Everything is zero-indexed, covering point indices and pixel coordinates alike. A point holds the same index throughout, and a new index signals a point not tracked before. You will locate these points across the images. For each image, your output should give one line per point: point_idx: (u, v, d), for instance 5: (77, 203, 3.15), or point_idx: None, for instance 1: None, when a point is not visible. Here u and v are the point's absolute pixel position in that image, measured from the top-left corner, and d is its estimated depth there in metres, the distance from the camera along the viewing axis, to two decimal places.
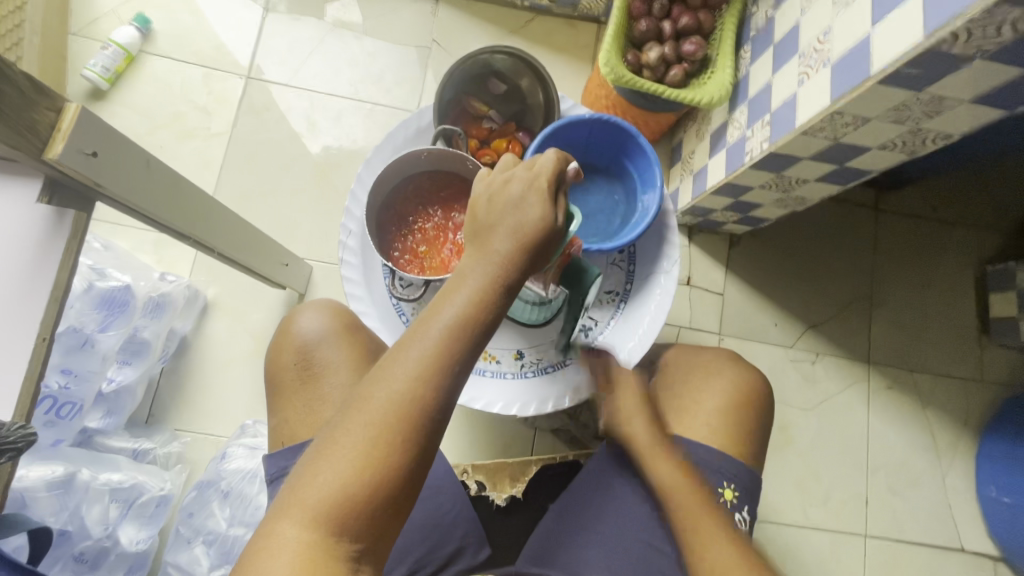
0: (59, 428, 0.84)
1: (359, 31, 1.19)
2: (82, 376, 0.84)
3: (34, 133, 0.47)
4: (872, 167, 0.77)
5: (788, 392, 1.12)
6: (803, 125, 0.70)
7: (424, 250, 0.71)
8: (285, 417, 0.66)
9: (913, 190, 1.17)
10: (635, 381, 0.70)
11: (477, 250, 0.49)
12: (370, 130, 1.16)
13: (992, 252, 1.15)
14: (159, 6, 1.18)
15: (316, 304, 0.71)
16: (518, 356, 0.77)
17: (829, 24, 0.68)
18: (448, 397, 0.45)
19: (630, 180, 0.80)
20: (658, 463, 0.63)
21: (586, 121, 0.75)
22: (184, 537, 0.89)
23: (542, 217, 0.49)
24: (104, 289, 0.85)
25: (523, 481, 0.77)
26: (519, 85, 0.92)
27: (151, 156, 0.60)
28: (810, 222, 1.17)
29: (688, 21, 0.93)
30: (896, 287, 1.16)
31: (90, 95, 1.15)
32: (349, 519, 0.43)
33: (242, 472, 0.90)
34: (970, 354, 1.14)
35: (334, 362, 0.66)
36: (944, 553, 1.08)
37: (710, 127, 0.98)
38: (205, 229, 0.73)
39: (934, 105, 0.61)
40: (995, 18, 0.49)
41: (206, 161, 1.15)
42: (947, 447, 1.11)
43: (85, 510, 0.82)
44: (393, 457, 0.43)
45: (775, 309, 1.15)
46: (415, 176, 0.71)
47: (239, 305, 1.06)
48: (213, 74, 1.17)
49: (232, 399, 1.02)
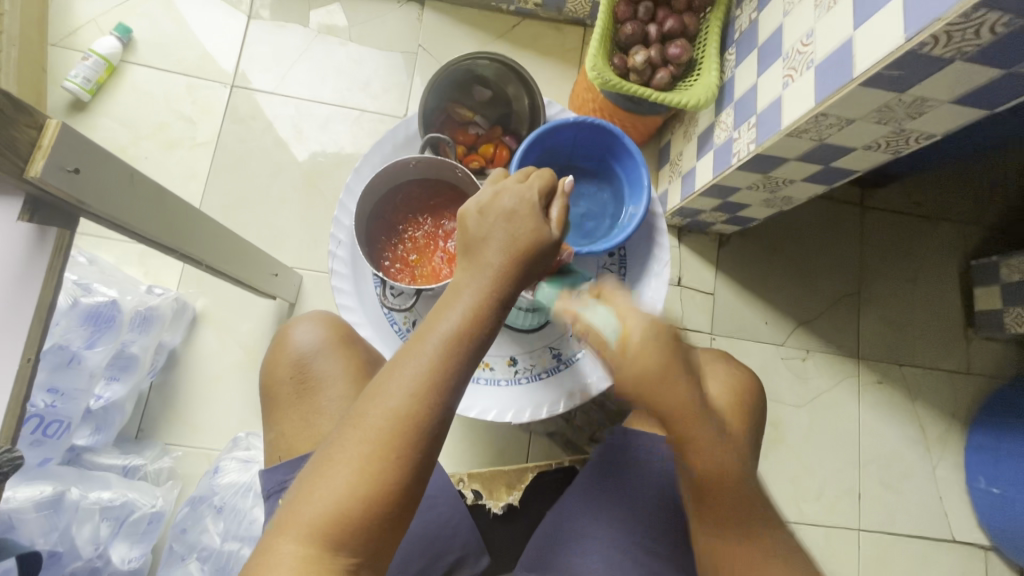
0: (45, 447, 0.83)
1: (344, 37, 1.19)
2: (68, 394, 0.82)
3: (13, 150, 0.46)
4: (857, 167, 0.78)
5: (780, 389, 1.13)
6: (789, 127, 0.71)
7: (414, 259, 0.71)
8: (281, 430, 0.66)
9: (897, 186, 1.19)
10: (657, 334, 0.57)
11: (470, 264, 0.49)
12: (358, 137, 1.16)
13: (976, 246, 1.17)
14: (140, 15, 1.17)
15: (309, 317, 0.70)
16: (512, 362, 0.77)
17: (812, 26, 0.69)
18: (445, 412, 0.45)
19: (617, 181, 0.80)
20: (702, 448, 0.57)
21: (570, 124, 0.75)
22: (178, 553, 0.88)
23: (535, 229, 0.49)
24: (90, 305, 0.83)
25: (519, 488, 0.78)
26: (504, 91, 0.92)
27: (135, 169, 0.59)
28: (798, 220, 1.18)
29: (673, 24, 0.94)
30: (882, 283, 1.18)
31: (71, 106, 1.13)
32: (346, 533, 0.42)
33: (236, 485, 0.89)
34: (956, 347, 1.15)
35: (330, 375, 0.66)
36: (936, 543, 1.09)
37: (697, 128, 0.98)
38: (193, 243, 0.72)
39: (916, 105, 0.62)
40: (973, 20, 0.50)
41: (192, 172, 1.13)
42: (935, 438, 1.13)
43: (76, 530, 0.81)
44: (389, 472, 0.43)
45: (765, 307, 1.16)
46: (405, 184, 0.71)
47: (229, 315, 1.05)
48: (196, 84, 1.16)
49: (223, 412, 1.01)
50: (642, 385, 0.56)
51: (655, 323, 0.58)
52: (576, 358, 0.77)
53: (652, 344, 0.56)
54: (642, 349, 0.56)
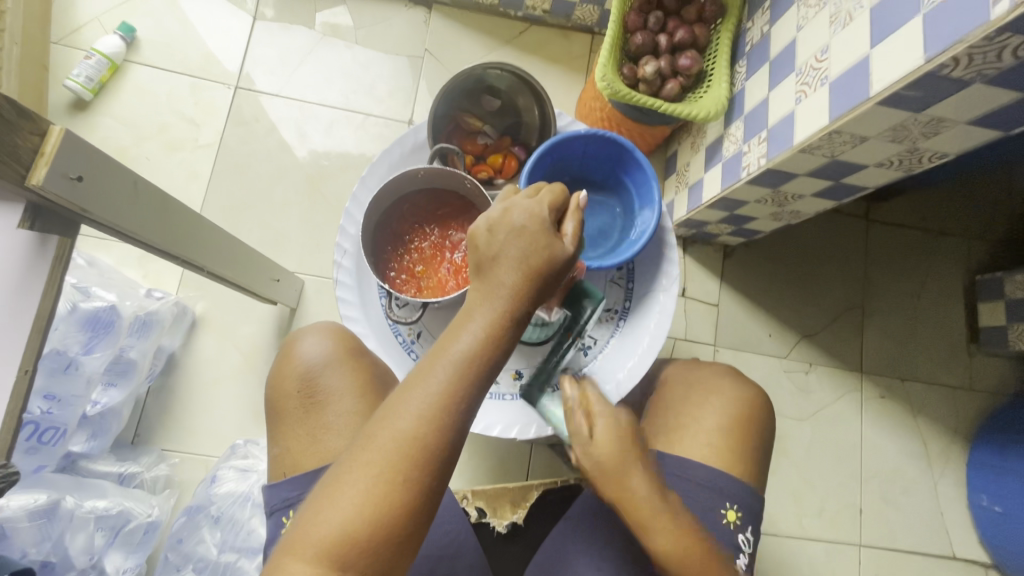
0: (41, 455, 0.81)
1: (350, 39, 1.18)
2: (65, 401, 0.80)
3: (15, 158, 0.45)
4: (867, 184, 0.77)
5: (783, 403, 1.12)
6: (802, 143, 0.70)
7: (420, 270, 0.70)
8: (288, 445, 0.64)
9: (902, 200, 1.18)
10: (616, 419, 0.59)
11: (482, 283, 0.48)
12: (362, 141, 1.14)
13: (981, 261, 1.16)
14: (144, 14, 1.16)
15: (315, 329, 0.69)
16: (517, 376, 0.76)
17: (827, 42, 0.68)
18: (456, 434, 0.44)
19: (626, 195, 0.79)
20: (652, 530, 0.56)
21: (581, 135, 0.74)
22: (173, 564, 0.87)
23: (547, 249, 0.47)
24: (88, 310, 0.82)
25: (524, 507, 0.76)
26: (514, 101, 0.92)
27: (139, 177, 0.58)
28: (803, 232, 1.18)
29: (683, 35, 0.93)
30: (887, 297, 1.17)
31: (72, 106, 1.12)
32: (352, 558, 0.41)
33: (234, 495, 0.89)
34: (960, 363, 1.15)
35: (336, 390, 0.65)
36: (937, 560, 1.09)
37: (705, 140, 0.97)
38: (195, 250, 0.71)
39: (931, 125, 0.61)
40: (996, 44, 0.50)
41: (194, 174, 1.12)
42: (938, 454, 1.12)
43: (69, 539, 0.80)
44: (397, 498, 0.42)
45: (769, 320, 1.15)
46: (411, 195, 0.70)
47: (229, 319, 1.03)
48: (200, 85, 1.15)
49: (221, 418, 1.00)
50: (603, 470, 0.57)
51: (615, 416, 0.60)
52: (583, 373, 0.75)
53: (612, 438, 0.58)
54: (598, 444, 0.58)
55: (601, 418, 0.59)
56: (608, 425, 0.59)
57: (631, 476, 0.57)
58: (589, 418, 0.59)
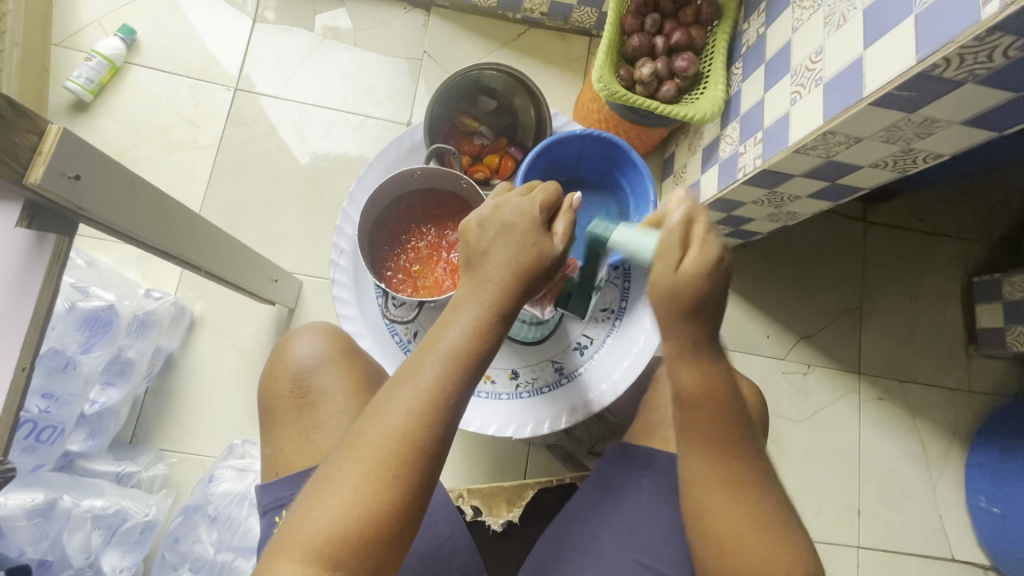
0: (38, 453, 0.82)
1: (350, 41, 1.18)
2: (63, 400, 0.81)
3: (13, 156, 0.45)
4: (862, 185, 0.78)
5: (780, 403, 1.12)
6: (796, 144, 0.70)
7: (417, 269, 0.70)
8: (280, 446, 0.65)
9: (899, 202, 1.19)
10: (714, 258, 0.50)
11: (472, 280, 0.48)
12: (361, 142, 1.15)
13: (978, 262, 1.16)
14: (144, 16, 1.17)
15: (308, 329, 0.70)
16: (513, 376, 0.76)
17: (821, 44, 0.69)
18: (445, 431, 0.44)
19: (622, 194, 0.80)
20: (686, 369, 0.53)
21: (577, 136, 0.74)
22: (170, 563, 0.87)
23: (536, 245, 0.48)
24: (87, 309, 0.82)
25: (519, 506, 0.76)
26: (510, 101, 0.92)
27: (136, 176, 0.58)
28: (800, 234, 1.18)
29: (680, 37, 0.94)
30: (884, 298, 1.17)
31: (73, 107, 1.12)
32: (342, 556, 0.42)
33: (231, 495, 0.89)
34: (957, 364, 1.15)
35: (329, 390, 0.65)
36: (935, 562, 1.09)
37: (702, 141, 0.98)
38: (192, 249, 0.71)
39: (925, 126, 0.62)
40: (986, 44, 0.50)
41: (193, 175, 1.13)
42: (936, 456, 1.12)
43: (66, 538, 0.80)
44: (387, 494, 0.42)
45: (767, 321, 1.15)
46: (407, 195, 0.70)
47: (228, 319, 1.04)
48: (200, 86, 1.16)
49: (219, 418, 1.00)
50: (669, 298, 0.50)
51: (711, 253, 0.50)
52: (578, 372, 0.76)
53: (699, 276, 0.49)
54: (682, 271, 0.50)
55: (698, 244, 0.50)
56: (698, 264, 0.50)
57: (693, 320, 0.51)
58: (684, 237, 0.50)
